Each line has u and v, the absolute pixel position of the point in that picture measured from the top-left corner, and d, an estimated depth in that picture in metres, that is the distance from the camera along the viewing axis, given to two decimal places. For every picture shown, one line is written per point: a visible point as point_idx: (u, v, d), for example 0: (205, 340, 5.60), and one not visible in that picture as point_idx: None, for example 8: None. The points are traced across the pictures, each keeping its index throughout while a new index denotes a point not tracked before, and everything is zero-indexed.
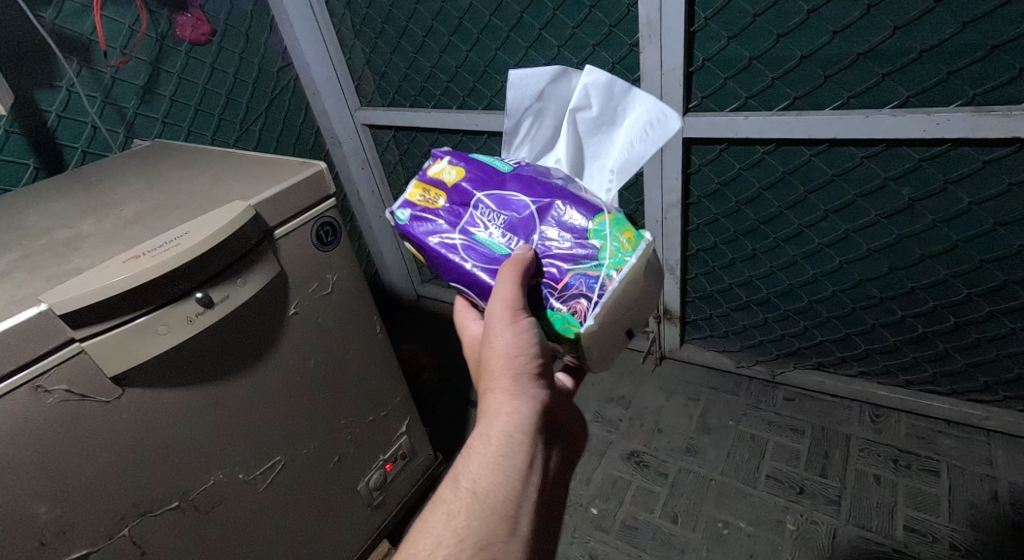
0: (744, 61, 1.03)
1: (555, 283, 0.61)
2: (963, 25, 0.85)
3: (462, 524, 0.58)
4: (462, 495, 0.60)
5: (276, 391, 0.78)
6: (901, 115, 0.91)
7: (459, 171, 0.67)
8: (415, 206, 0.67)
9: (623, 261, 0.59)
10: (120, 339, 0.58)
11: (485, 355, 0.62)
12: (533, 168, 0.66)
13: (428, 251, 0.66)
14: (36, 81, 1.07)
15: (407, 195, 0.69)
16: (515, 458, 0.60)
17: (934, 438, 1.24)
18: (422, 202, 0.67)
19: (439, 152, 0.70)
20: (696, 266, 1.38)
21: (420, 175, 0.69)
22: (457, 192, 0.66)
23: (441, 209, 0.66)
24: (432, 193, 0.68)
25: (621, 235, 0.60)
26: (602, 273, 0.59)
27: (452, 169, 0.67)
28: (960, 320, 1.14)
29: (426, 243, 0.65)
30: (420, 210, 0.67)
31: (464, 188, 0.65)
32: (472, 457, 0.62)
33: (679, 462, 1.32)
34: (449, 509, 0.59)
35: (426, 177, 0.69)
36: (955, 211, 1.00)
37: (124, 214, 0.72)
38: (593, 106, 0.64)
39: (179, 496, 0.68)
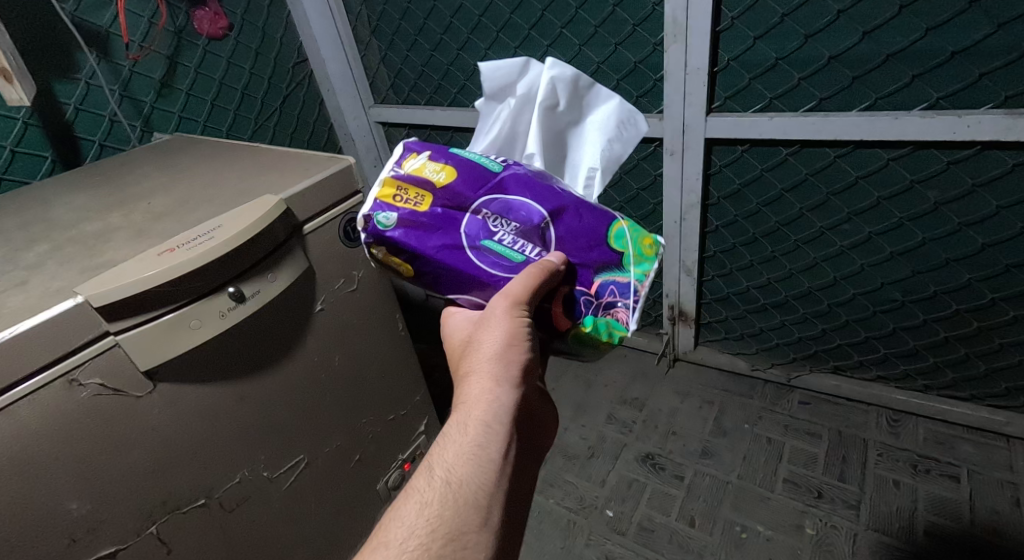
0: (771, 61, 1.03)
1: (588, 289, 0.58)
2: (998, 27, 0.85)
3: (434, 518, 0.53)
4: (437, 486, 0.55)
5: (300, 389, 0.77)
6: (931, 117, 0.91)
7: (444, 169, 0.55)
8: (398, 212, 0.55)
9: (647, 267, 0.58)
10: (153, 333, 0.58)
11: (477, 337, 0.59)
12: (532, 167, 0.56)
13: (425, 264, 0.56)
14: (55, 73, 1.06)
15: (379, 200, 0.55)
16: (491, 448, 0.56)
17: (953, 443, 1.23)
18: (406, 206, 0.55)
19: (409, 145, 0.56)
20: (713, 268, 1.37)
21: (390, 172, 0.55)
22: (449, 196, 0.55)
23: (432, 215, 0.55)
24: (414, 195, 0.55)
25: (643, 241, 0.58)
26: (632, 279, 0.58)
27: (436, 166, 0.55)
28: (983, 325, 1.13)
29: (424, 257, 0.55)
30: (403, 215, 0.55)
31: (459, 191, 0.55)
32: (447, 445, 0.57)
33: (695, 465, 1.31)
34: (422, 499, 0.55)
35: (400, 177, 0.55)
36: (982, 214, 0.99)
37: (152, 207, 0.71)
38: (560, 102, 0.61)
39: (205, 494, 0.67)
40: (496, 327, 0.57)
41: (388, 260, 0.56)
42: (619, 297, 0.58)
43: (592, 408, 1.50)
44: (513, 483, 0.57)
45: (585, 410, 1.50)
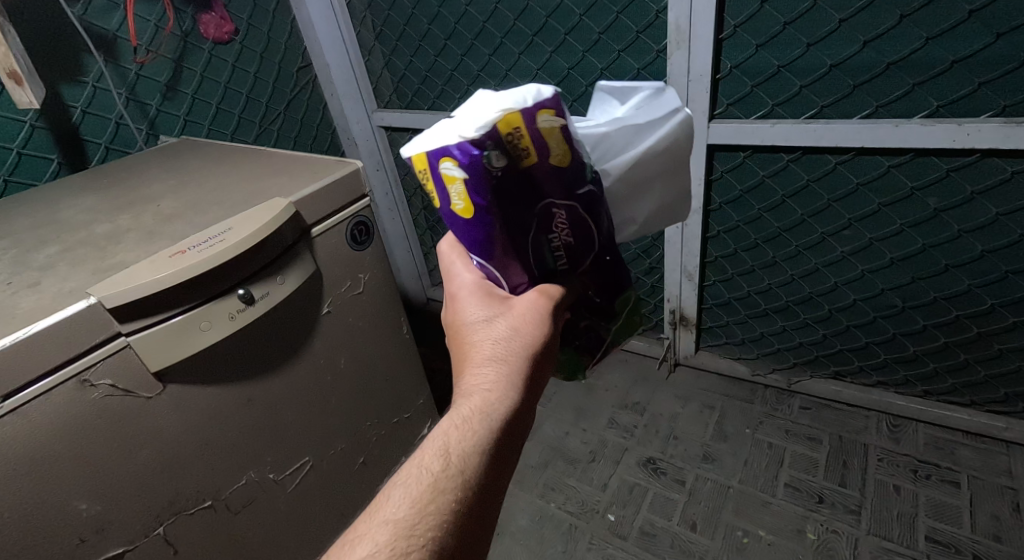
0: (772, 68, 1.04)
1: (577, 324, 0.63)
2: (997, 37, 0.86)
3: (443, 511, 0.49)
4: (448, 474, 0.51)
5: (306, 390, 0.77)
6: (931, 125, 0.92)
7: (564, 150, 0.50)
8: (503, 151, 0.47)
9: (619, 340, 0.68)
10: (164, 334, 0.58)
11: (514, 330, 0.56)
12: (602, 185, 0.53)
13: (484, 217, 0.49)
14: (61, 76, 1.07)
15: (493, 125, 0.46)
16: (506, 447, 0.54)
17: (953, 449, 1.24)
18: (511, 152, 0.48)
19: (558, 99, 0.49)
20: (714, 273, 1.38)
21: (524, 106, 0.47)
22: (547, 178, 0.50)
23: (525, 180, 0.49)
24: (524, 150, 0.48)
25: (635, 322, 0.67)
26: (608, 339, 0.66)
27: (563, 142, 0.49)
28: (982, 331, 1.14)
29: (490, 210, 0.49)
30: (504, 163, 0.48)
31: (557, 181, 0.50)
32: (460, 431, 0.53)
33: (696, 470, 1.31)
34: (434, 485, 0.50)
35: (531, 120, 0.47)
36: (981, 221, 1.01)
37: (161, 209, 0.71)
38: (661, 159, 0.57)
39: (212, 496, 0.68)
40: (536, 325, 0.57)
41: (449, 183, 0.49)
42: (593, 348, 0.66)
43: (593, 413, 1.50)
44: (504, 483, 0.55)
45: (586, 415, 1.50)
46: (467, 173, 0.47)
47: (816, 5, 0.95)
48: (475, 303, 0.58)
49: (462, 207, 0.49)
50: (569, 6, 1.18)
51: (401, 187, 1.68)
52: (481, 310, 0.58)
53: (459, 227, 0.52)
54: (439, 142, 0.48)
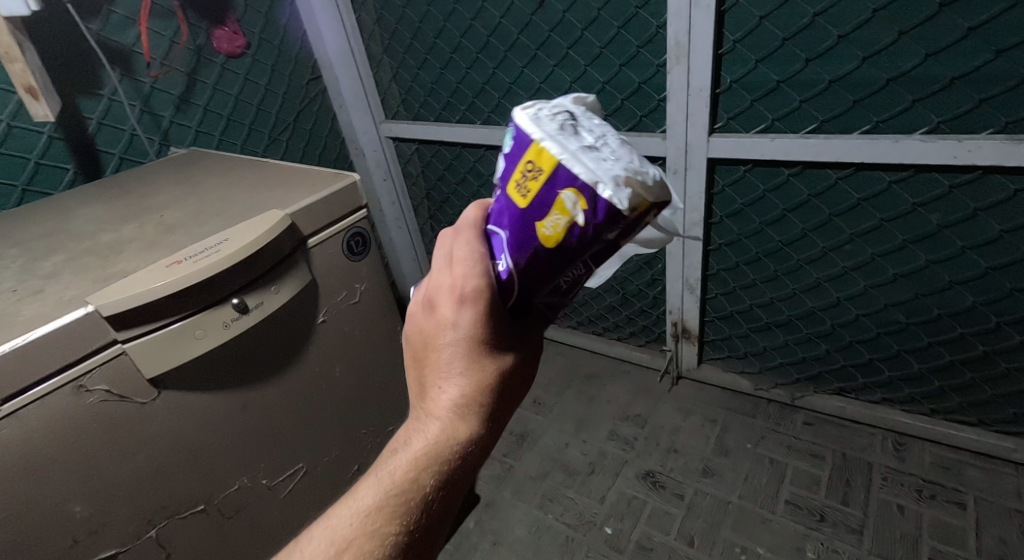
0: (772, 83, 1.04)
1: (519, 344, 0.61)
2: (997, 54, 0.85)
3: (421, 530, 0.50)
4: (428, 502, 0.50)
5: (301, 399, 0.79)
6: (931, 141, 0.92)
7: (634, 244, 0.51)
8: (619, 227, 0.46)
9: None
10: (160, 341, 0.60)
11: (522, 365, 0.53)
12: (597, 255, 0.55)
13: (557, 256, 0.47)
14: (79, 89, 1.11)
15: (635, 204, 0.45)
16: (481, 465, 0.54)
17: (959, 469, 1.22)
18: (621, 231, 0.47)
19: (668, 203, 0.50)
20: (716, 285, 1.37)
21: (658, 207, 0.47)
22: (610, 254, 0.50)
23: (601, 252, 0.49)
24: (626, 234, 0.48)
25: None
26: None
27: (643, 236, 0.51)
28: (988, 349, 1.11)
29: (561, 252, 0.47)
30: (610, 234, 0.47)
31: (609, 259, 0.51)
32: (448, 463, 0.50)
33: (696, 484, 1.30)
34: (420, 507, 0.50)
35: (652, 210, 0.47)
36: (985, 238, 0.99)
37: (164, 219, 0.74)
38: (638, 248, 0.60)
39: (205, 500, 0.69)
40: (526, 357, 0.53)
41: (556, 209, 0.46)
42: None
43: (594, 424, 1.50)
44: None
45: (587, 426, 1.50)
46: (580, 226, 0.46)
47: (815, 21, 0.95)
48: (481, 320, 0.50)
49: (549, 236, 0.47)
50: (571, 21, 1.19)
51: (408, 196, 1.70)
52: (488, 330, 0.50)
53: (522, 242, 0.48)
54: (581, 173, 0.45)
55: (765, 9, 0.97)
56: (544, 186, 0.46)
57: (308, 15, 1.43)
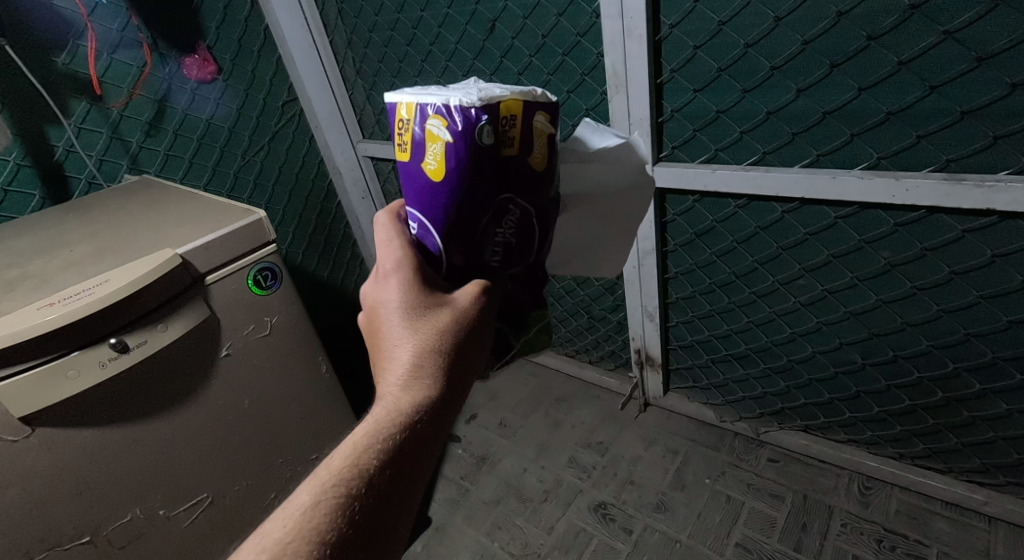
0: (711, 114, 1.00)
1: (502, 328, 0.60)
2: (930, 89, 0.80)
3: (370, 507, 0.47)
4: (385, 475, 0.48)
5: (201, 432, 0.83)
6: (868, 179, 0.86)
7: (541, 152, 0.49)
8: (493, 125, 0.46)
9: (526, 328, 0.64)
10: (31, 381, 0.65)
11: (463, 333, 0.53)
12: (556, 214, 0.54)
13: (453, 184, 0.47)
14: (47, 119, 1.16)
15: (495, 103, 0.46)
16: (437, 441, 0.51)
17: (927, 520, 1.13)
18: (501, 129, 0.46)
19: (554, 104, 0.50)
20: (677, 314, 1.33)
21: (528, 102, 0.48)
22: (520, 170, 0.48)
23: (502, 165, 0.47)
24: (513, 132, 0.47)
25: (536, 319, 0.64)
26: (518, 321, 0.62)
27: (546, 147, 0.49)
28: (949, 396, 1.06)
29: (461, 187, 0.47)
30: (488, 140, 0.46)
31: (523, 180, 0.49)
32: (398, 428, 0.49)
33: (646, 519, 1.25)
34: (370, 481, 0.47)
35: (529, 115, 0.48)
36: (934, 279, 0.94)
37: (71, 255, 0.77)
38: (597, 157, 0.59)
39: (90, 532, 0.74)
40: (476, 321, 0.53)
41: (429, 141, 0.47)
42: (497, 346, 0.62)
43: (555, 449, 1.47)
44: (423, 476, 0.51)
45: (547, 451, 1.47)
46: (455, 139, 0.45)
47: (747, 52, 0.91)
48: (413, 289, 0.53)
49: (434, 168, 0.47)
50: (520, 47, 1.18)
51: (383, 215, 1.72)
52: (424, 297, 0.53)
53: (429, 199, 0.49)
54: (432, 100, 0.46)
55: (698, 38, 0.94)
56: (410, 128, 0.48)
57: (279, 38, 1.44)
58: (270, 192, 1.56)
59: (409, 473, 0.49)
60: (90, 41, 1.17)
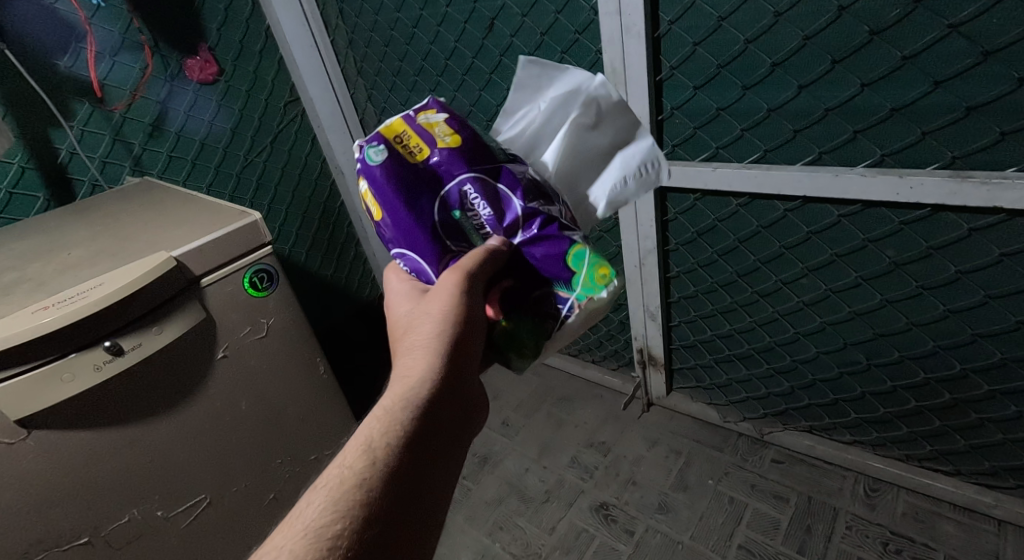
0: (711, 111, 0.98)
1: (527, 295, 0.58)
2: (935, 85, 0.78)
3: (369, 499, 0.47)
4: (387, 464, 0.48)
5: (198, 433, 0.84)
6: (872, 177, 0.84)
7: (452, 134, 0.56)
8: (394, 145, 0.55)
9: (593, 293, 0.56)
10: (27, 384, 0.66)
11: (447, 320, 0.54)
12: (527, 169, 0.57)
13: (396, 205, 0.54)
14: (50, 122, 1.17)
15: (380, 133, 0.56)
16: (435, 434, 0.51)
17: (934, 522, 1.11)
18: (402, 144, 0.56)
19: (433, 104, 0.59)
20: (679, 314, 1.32)
21: (407, 116, 0.58)
22: (446, 156, 0.56)
23: (428, 162, 0.55)
24: (416, 138, 0.56)
25: (598, 271, 0.56)
26: (573, 296, 0.56)
27: (446, 129, 0.57)
28: (957, 397, 1.04)
29: (403, 203, 0.54)
30: (398, 156, 0.55)
31: (454, 158, 0.55)
32: (398, 417, 0.50)
33: (648, 520, 1.24)
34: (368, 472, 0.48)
35: (412, 125, 0.57)
36: (941, 278, 0.92)
37: (67, 258, 0.78)
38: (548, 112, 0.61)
39: (89, 533, 0.76)
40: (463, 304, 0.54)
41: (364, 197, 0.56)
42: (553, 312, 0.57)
43: (557, 449, 1.46)
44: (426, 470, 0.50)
45: (549, 451, 1.46)
46: (371, 178, 0.54)
47: (748, 48, 0.89)
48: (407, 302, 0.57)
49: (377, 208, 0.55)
50: (518, 45, 1.17)
51: None
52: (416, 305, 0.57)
53: (394, 232, 0.56)
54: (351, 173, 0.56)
55: (698, 35, 0.93)
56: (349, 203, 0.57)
57: (280, 39, 1.43)
58: (273, 193, 1.56)
59: (413, 463, 0.49)
60: (90, 43, 1.18)
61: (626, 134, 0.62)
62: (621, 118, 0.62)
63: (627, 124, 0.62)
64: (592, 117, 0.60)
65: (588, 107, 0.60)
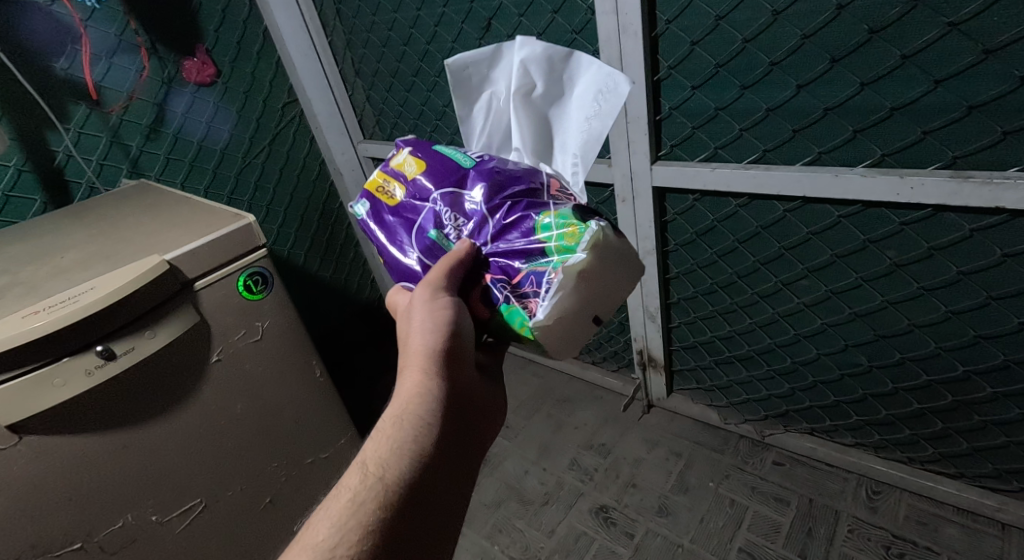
0: (710, 111, 0.97)
1: (508, 278, 0.56)
2: (935, 84, 0.77)
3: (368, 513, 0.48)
4: (379, 475, 0.49)
5: (193, 437, 0.84)
6: (872, 177, 0.83)
7: (418, 163, 0.60)
8: (374, 196, 0.61)
9: (570, 254, 0.53)
10: (17, 389, 0.65)
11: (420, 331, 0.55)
12: (496, 161, 0.60)
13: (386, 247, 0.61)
14: (46, 125, 1.17)
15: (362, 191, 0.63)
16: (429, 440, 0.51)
17: (937, 526, 1.10)
18: (380, 191, 0.61)
19: (404, 144, 0.64)
20: (678, 315, 1.31)
21: (384, 164, 0.63)
22: (416, 187, 0.59)
23: (402, 198, 0.60)
24: (391, 181, 0.61)
25: (565, 231, 0.54)
26: (550, 267, 0.53)
27: (412, 162, 0.61)
28: (959, 399, 1.02)
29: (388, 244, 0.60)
30: (378, 204, 0.61)
31: (420, 185, 0.59)
32: (388, 431, 0.52)
33: (648, 523, 1.24)
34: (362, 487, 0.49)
35: (386, 171, 0.63)
36: (942, 279, 0.91)
37: (61, 262, 0.78)
38: (495, 94, 0.62)
39: (82, 538, 0.76)
40: (432, 310, 0.55)
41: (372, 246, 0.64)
42: (534, 288, 0.54)
43: (556, 451, 1.46)
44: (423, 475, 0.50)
45: (549, 453, 1.46)
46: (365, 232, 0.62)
47: (746, 47, 0.88)
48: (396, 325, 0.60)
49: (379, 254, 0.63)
50: None
51: None
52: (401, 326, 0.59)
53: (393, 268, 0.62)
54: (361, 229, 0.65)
55: (696, 34, 0.92)
56: None
57: (277, 39, 1.42)
58: (271, 194, 1.56)
59: (408, 471, 0.50)
60: (85, 45, 1.17)
61: (573, 74, 0.61)
62: (559, 59, 0.60)
63: (567, 61, 0.60)
64: (533, 78, 0.60)
65: (523, 70, 0.60)
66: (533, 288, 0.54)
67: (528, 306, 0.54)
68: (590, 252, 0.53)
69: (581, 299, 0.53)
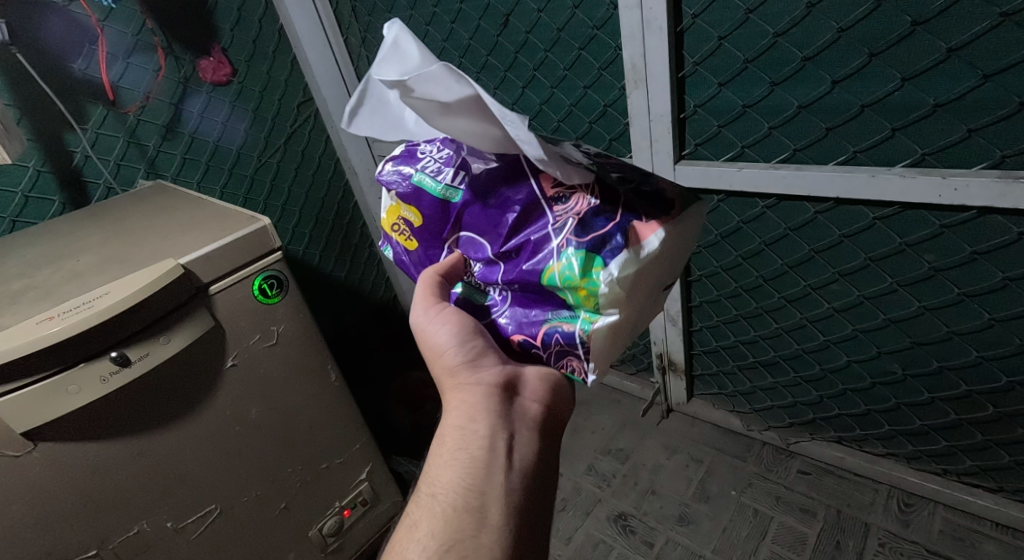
0: (738, 108, 0.93)
1: (533, 338, 0.54)
2: (984, 79, 0.73)
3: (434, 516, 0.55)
4: (431, 492, 0.57)
5: (207, 443, 0.83)
6: (912, 177, 0.79)
7: (418, 213, 0.58)
8: (394, 242, 0.63)
9: (595, 315, 0.50)
10: (30, 397, 0.64)
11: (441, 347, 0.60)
12: (483, 193, 0.54)
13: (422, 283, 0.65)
14: (63, 126, 1.16)
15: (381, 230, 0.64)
16: (473, 444, 0.57)
17: (975, 542, 1.06)
18: (396, 237, 0.62)
19: (392, 176, 0.59)
20: (701, 318, 1.27)
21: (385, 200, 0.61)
22: (426, 235, 0.59)
23: (417, 246, 0.61)
24: (401, 228, 0.61)
25: (579, 291, 0.49)
26: (577, 326, 0.51)
27: (412, 210, 0.58)
28: (1001, 410, 0.98)
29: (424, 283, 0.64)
30: (401, 249, 0.63)
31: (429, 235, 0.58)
32: (438, 450, 0.59)
33: (668, 532, 1.20)
34: (424, 509, 0.56)
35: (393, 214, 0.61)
36: (986, 285, 0.86)
37: (76, 266, 0.77)
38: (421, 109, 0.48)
39: (97, 545, 0.76)
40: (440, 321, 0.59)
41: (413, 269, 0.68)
42: (566, 347, 0.52)
43: (574, 455, 1.43)
44: (472, 474, 0.55)
45: (566, 457, 1.43)
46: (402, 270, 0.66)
47: (777, 42, 0.85)
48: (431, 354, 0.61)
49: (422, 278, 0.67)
50: (534, 42, 1.13)
51: None
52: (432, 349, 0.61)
53: None
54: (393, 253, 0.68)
55: (723, 28, 0.88)
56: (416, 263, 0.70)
57: (292, 38, 1.41)
58: (287, 194, 1.54)
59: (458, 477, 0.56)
60: (101, 45, 1.17)
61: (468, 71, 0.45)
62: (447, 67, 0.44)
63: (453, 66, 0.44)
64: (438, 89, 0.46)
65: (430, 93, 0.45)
66: (562, 347, 0.52)
67: (572, 366, 0.53)
68: (630, 280, 0.48)
69: (643, 303, 0.52)
